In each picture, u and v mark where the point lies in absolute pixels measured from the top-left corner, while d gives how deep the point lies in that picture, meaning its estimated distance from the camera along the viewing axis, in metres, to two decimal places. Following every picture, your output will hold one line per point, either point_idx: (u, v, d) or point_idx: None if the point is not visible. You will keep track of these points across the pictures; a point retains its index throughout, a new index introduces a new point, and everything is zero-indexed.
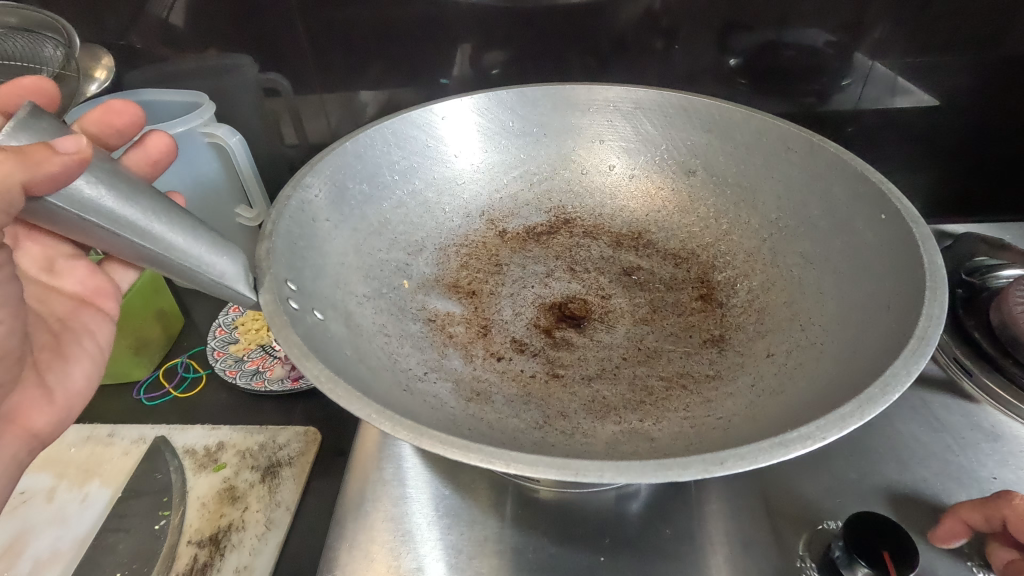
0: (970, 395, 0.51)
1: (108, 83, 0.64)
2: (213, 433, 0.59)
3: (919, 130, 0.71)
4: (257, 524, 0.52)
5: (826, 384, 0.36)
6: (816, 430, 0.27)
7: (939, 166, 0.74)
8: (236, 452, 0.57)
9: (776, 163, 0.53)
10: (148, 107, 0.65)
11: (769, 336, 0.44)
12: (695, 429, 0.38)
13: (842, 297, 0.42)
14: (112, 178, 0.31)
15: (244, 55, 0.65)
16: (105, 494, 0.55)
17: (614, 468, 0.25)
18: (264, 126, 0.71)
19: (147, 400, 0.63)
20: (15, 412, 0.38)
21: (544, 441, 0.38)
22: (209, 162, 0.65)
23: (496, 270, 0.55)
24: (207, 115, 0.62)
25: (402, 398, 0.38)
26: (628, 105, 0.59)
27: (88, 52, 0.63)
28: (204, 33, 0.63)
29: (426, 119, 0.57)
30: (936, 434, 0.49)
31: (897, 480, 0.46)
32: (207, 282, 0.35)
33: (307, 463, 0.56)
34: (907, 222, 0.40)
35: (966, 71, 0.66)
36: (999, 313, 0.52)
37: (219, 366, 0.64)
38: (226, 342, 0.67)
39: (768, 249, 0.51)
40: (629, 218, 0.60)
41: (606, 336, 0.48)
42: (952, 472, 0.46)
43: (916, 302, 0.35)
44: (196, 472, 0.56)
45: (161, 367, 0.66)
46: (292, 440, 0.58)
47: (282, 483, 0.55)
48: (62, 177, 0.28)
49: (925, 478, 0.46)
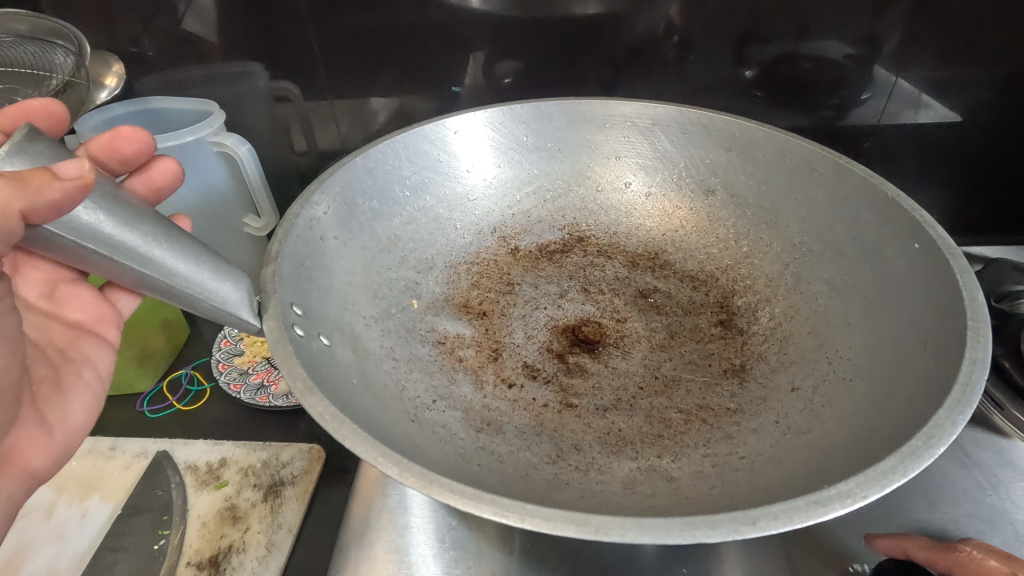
0: (1001, 429, 0.49)
1: (119, 89, 0.64)
2: (216, 448, 0.57)
3: (943, 147, 0.69)
4: (258, 545, 0.49)
5: (859, 428, 0.34)
6: (856, 489, 0.25)
7: (965, 184, 0.72)
8: (239, 469, 0.55)
9: (800, 185, 0.51)
10: (158, 114, 0.64)
11: (792, 368, 0.42)
12: (717, 469, 0.36)
13: (872, 331, 0.40)
14: (113, 202, 0.30)
15: (255, 62, 0.64)
16: (105, 510, 0.53)
17: (638, 526, 0.24)
18: (273, 134, 0.70)
19: (150, 412, 0.61)
20: (12, 451, 0.36)
21: (558, 479, 0.36)
22: (217, 173, 0.63)
23: (508, 290, 0.53)
24: (217, 124, 0.61)
25: (409, 430, 0.36)
26: (646, 122, 0.57)
27: (99, 60, 0.62)
28: (215, 39, 0.62)
29: (439, 134, 0.56)
30: (965, 470, 0.46)
31: (927, 520, 0.44)
32: (208, 309, 0.34)
33: (311, 482, 0.54)
34: (943, 253, 0.38)
35: (992, 88, 0.64)
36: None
37: (224, 380, 0.63)
38: (232, 354, 0.66)
39: (791, 273, 0.49)
40: (645, 237, 0.58)
41: (621, 362, 0.46)
42: (983, 513, 0.44)
43: (957, 342, 0.33)
44: (198, 490, 0.54)
45: (165, 379, 0.65)
46: (295, 458, 0.56)
47: (285, 503, 0.52)
48: (64, 204, 0.27)
49: (956, 519, 0.44)
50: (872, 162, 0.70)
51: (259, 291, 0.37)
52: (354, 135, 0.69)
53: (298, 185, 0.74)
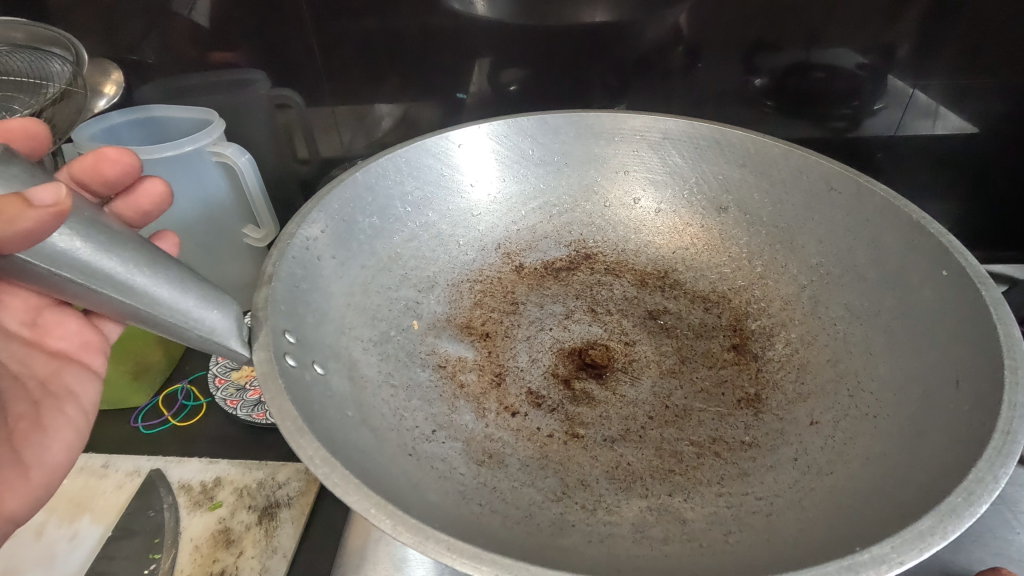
0: None
1: (117, 97, 0.62)
2: (210, 467, 0.54)
3: (964, 159, 0.66)
4: (251, 572, 0.46)
5: (886, 472, 0.32)
6: (891, 553, 0.23)
7: (985, 197, 0.69)
8: (233, 490, 0.52)
9: (817, 204, 0.49)
10: (159, 123, 0.63)
11: (811, 400, 0.40)
12: (733, 511, 0.34)
13: (898, 363, 0.38)
14: (91, 228, 0.29)
15: (255, 69, 0.62)
16: (95, 531, 0.50)
17: None
18: (274, 142, 0.68)
19: (144, 429, 0.57)
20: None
21: (563, 519, 0.34)
22: (217, 183, 0.62)
23: (512, 309, 0.52)
24: (216, 134, 0.59)
25: (405, 466, 0.34)
26: (656, 135, 0.55)
27: (98, 68, 0.61)
28: (214, 45, 0.61)
29: (442, 147, 0.54)
30: (994, 505, 0.43)
31: (953, 560, 0.41)
32: (196, 337, 0.32)
33: (308, 504, 0.50)
34: (973, 282, 0.36)
35: (1012, 100, 0.61)
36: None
37: (220, 395, 0.58)
38: (229, 368, 0.61)
39: (808, 297, 0.47)
40: (654, 255, 0.56)
41: (630, 390, 0.44)
42: (1012, 552, 0.41)
43: (992, 383, 0.31)
44: (191, 511, 0.51)
45: (161, 393, 0.60)
46: (292, 478, 0.52)
47: (281, 526, 0.49)
48: (37, 233, 0.25)
49: (982, 558, 0.41)
50: (890, 172, 0.68)
51: (251, 313, 0.35)
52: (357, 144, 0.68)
53: (299, 195, 0.73)
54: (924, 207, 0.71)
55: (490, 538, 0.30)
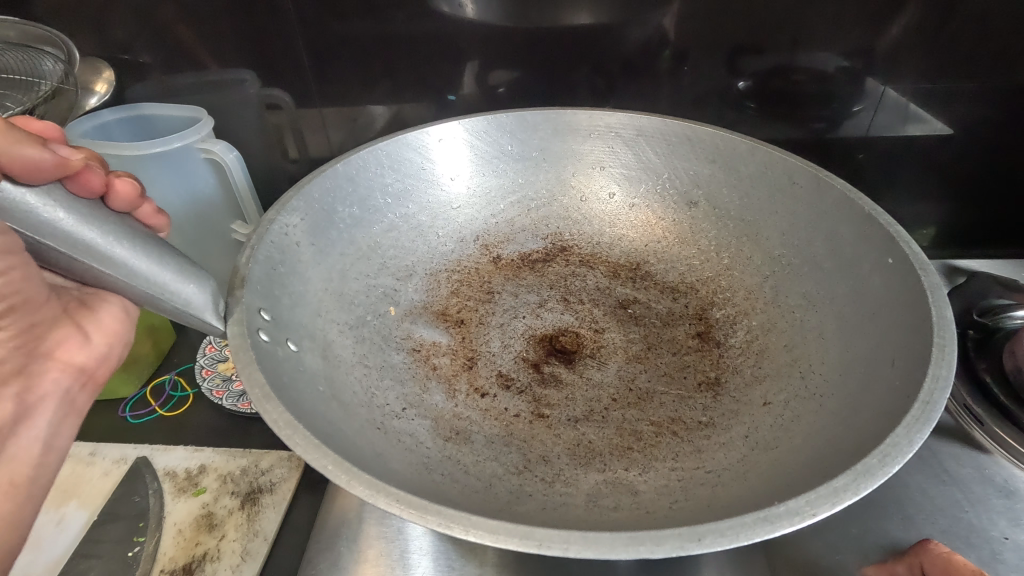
0: (981, 445, 0.47)
1: (108, 96, 0.63)
2: (196, 454, 0.54)
3: (934, 158, 0.68)
4: (233, 554, 0.47)
5: (824, 445, 0.34)
6: (806, 506, 0.24)
7: (956, 196, 0.71)
8: (217, 476, 0.53)
9: (782, 198, 0.51)
10: (149, 121, 0.65)
11: (766, 382, 0.42)
12: (682, 483, 0.35)
13: (847, 346, 0.40)
14: (73, 202, 0.31)
15: (245, 70, 0.64)
16: (81, 517, 0.50)
17: (580, 541, 0.23)
18: (265, 142, 0.70)
19: (132, 418, 0.58)
20: (52, 345, 0.37)
21: (521, 490, 0.36)
22: (202, 176, 0.63)
23: (487, 298, 0.53)
24: (205, 131, 0.60)
25: (372, 438, 0.36)
26: (630, 133, 0.57)
27: (90, 67, 0.62)
28: (206, 46, 0.62)
29: (422, 142, 0.56)
30: (945, 486, 0.45)
31: (901, 537, 0.43)
32: (171, 309, 0.34)
33: (289, 489, 0.51)
34: (915, 269, 0.38)
35: (976, 102, 0.64)
36: (1012, 357, 0.46)
37: (206, 385, 0.59)
38: (216, 359, 0.62)
39: (770, 287, 0.49)
40: (627, 248, 0.58)
41: (597, 373, 0.46)
42: (961, 531, 0.43)
43: (923, 360, 0.33)
44: (175, 497, 0.51)
45: (149, 385, 0.61)
46: (275, 465, 0.53)
47: (263, 511, 0.50)
48: (34, 169, 0.29)
49: (931, 535, 0.43)
50: (863, 174, 0.70)
51: (227, 296, 0.37)
52: (346, 142, 0.70)
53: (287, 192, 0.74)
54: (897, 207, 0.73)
55: (450, 504, 0.32)
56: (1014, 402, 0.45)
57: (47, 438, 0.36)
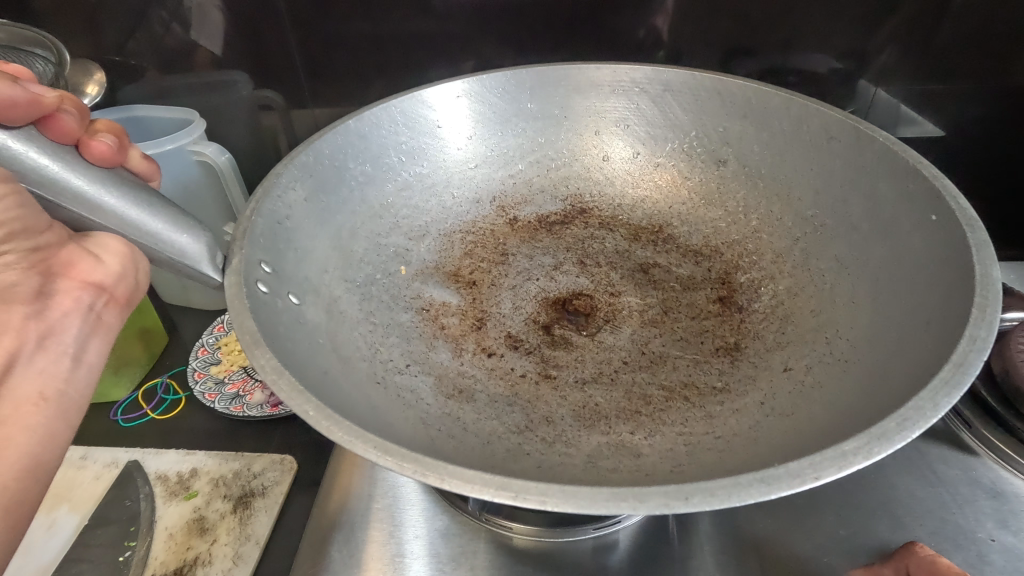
0: (970, 445, 0.46)
1: (99, 97, 0.61)
2: (188, 457, 0.54)
3: (937, 144, 0.63)
4: (224, 558, 0.47)
5: (845, 410, 0.31)
6: (808, 469, 0.23)
7: (975, 181, 0.65)
8: (209, 480, 0.52)
9: (817, 154, 0.47)
10: (142, 123, 0.63)
11: (789, 348, 0.39)
12: (689, 447, 0.34)
13: (878, 308, 0.37)
14: (58, 150, 0.31)
15: (238, 71, 0.63)
16: (72, 521, 0.50)
17: (558, 494, 0.22)
18: (258, 145, 0.69)
19: (123, 421, 0.58)
20: (66, 261, 0.34)
21: (519, 448, 0.35)
22: (194, 178, 0.62)
23: (501, 260, 0.52)
24: (197, 133, 0.60)
25: (370, 392, 0.36)
26: (657, 88, 0.54)
27: (81, 68, 0.61)
28: (202, 37, 0.61)
29: (438, 99, 0.54)
30: (939, 491, 0.43)
31: (890, 539, 0.41)
32: (167, 257, 0.34)
33: (280, 492, 0.51)
34: (960, 226, 0.35)
35: (986, 101, 0.59)
36: (1000, 360, 0.45)
37: (198, 389, 0.58)
38: (208, 363, 0.61)
39: (800, 249, 0.45)
40: (649, 210, 0.55)
41: (610, 336, 0.44)
42: (947, 532, 0.41)
43: (960, 320, 0.30)
44: (166, 501, 0.51)
45: (140, 388, 0.61)
46: (267, 468, 0.53)
47: (255, 515, 0.50)
48: (7, 104, 0.29)
49: (919, 537, 0.41)
50: None
51: (227, 249, 0.37)
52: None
53: None
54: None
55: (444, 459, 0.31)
56: (1002, 408, 0.44)
57: (75, 351, 0.34)
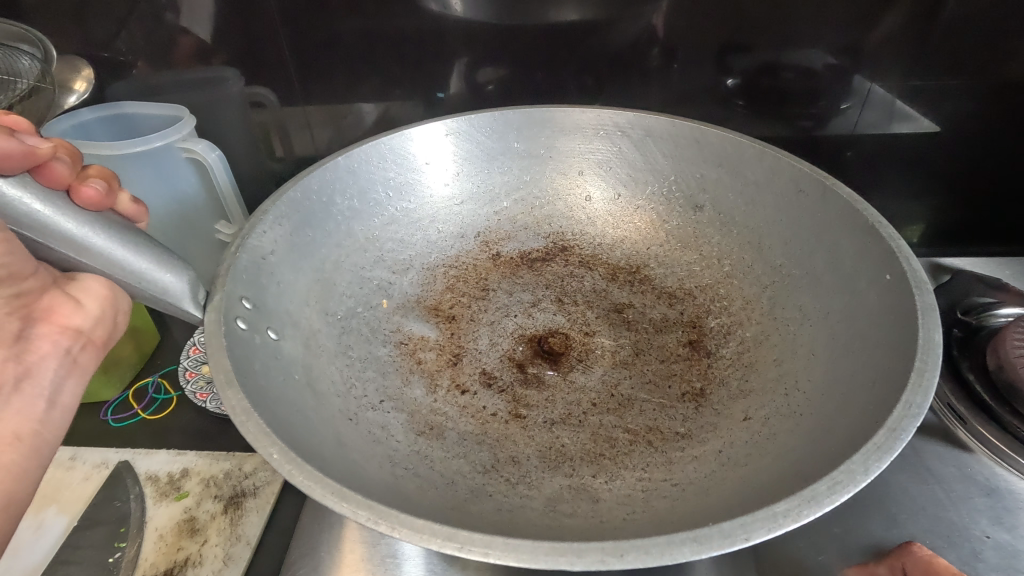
0: (966, 445, 0.47)
1: (88, 95, 0.63)
2: (178, 458, 0.53)
3: (924, 152, 0.66)
4: (215, 559, 0.46)
5: (794, 465, 0.33)
6: (739, 530, 0.25)
7: (963, 188, 0.68)
8: (200, 480, 0.52)
9: (786, 205, 0.49)
10: (130, 120, 0.64)
11: (750, 397, 0.41)
12: (646, 495, 0.35)
13: (834, 365, 0.38)
14: (51, 194, 0.33)
15: (230, 67, 0.63)
16: (62, 522, 0.49)
17: (500, 545, 0.25)
18: (252, 142, 0.69)
19: (113, 422, 0.57)
20: (47, 308, 0.37)
21: (483, 489, 0.36)
22: (186, 181, 0.64)
23: (482, 295, 0.53)
24: (185, 130, 0.61)
25: (340, 428, 0.37)
26: (638, 132, 0.56)
27: (68, 66, 0.62)
28: (194, 43, 0.61)
29: (427, 134, 0.56)
30: (928, 485, 0.45)
31: (883, 537, 0.43)
32: (153, 295, 0.36)
33: (272, 493, 0.50)
34: (911, 288, 0.37)
35: (980, 96, 0.61)
36: (996, 356, 0.47)
37: (189, 388, 0.57)
38: (201, 361, 0.60)
39: (767, 298, 0.47)
40: (628, 250, 0.57)
41: (581, 377, 0.46)
42: (943, 529, 0.43)
43: (900, 384, 0.32)
44: (157, 501, 0.50)
45: (131, 387, 0.60)
46: (258, 469, 0.52)
47: (246, 515, 0.49)
48: (3, 157, 0.31)
49: (913, 534, 0.43)
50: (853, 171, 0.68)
51: (211, 285, 0.38)
52: (332, 142, 0.69)
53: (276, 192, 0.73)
54: (901, 201, 0.70)
55: (403, 502, 0.32)
56: (997, 404, 0.46)
57: (50, 394, 0.37)
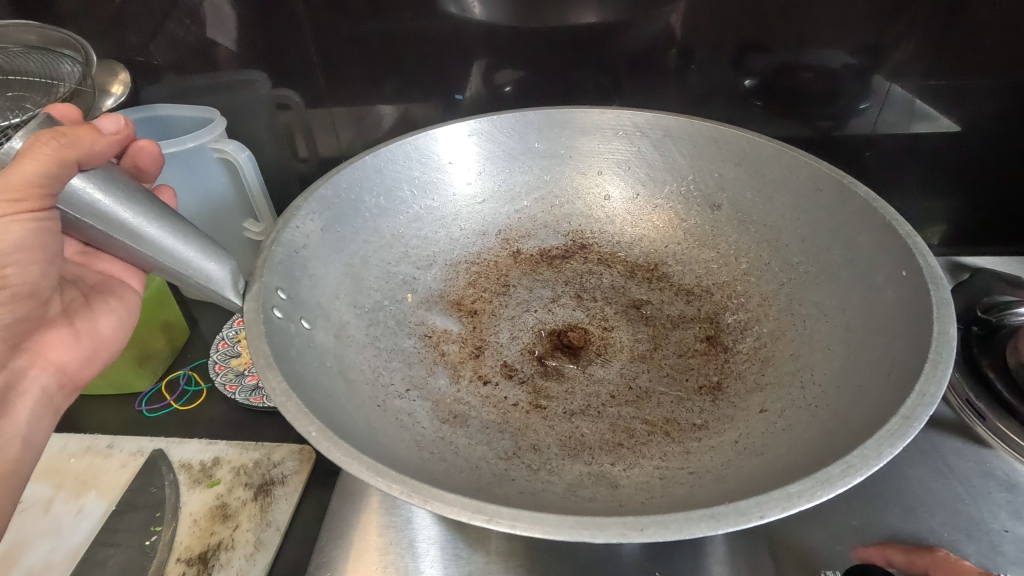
0: (982, 438, 0.47)
1: (124, 96, 0.65)
2: (209, 447, 0.56)
3: (941, 153, 0.66)
4: (246, 544, 0.48)
5: (809, 454, 0.34)
6: (755, 508, 0.26)
7: (982, 190, 0.68)
8: (231, 469, 0.54)
9: (803, 204, 0.50)
10: (164, 122, 0.67)
11: (766, 390, 0.42)
12: (663, 481, 0.36)
13: (849, 359, 0.39)
14: (110, 184, 0.36)
15: (257, 71, 0.66)
16: (100, 507, 0.52)
17: (526, 519, 0.26)
18: (277, 142, 0.72)
19: (147, 412, 0.59)
20: (42, 342, 0.44)
21: (506, 473, 0.37)
22: (217, 182, 0.67)
23: (502, 291, 0.55)
24: (217, 132, 0.64)
25: (370, 414, 0.39)
26: (657, 133, 0.57)
27: (106, 69, 0.65)
28: (224, 45, 0.64)
29: (448, 135, 0.57)
30: (945, 479, 0.46)
31: (902, 530, 0.43)
32: (198, 283, 0.38)
33: (300, 481, 0.52)
34: (926, 283, 0.37)
35: (999, 99, 0.61)
36: (1017, 352, 0.48)
37: (219, 380, 0.60)
38: (229, 355, 0.63)
39: (784, 294, 0.48)
40: (645, 248, 0.58)
41: (599, 370, 0.47)
42: (961, 523, 0.43)
43: (913, 376, 0.33)
44: (190, 488, 0.53)
45: (164, 379, 0.62)
46: (287, 458, 0.54)
47: (275, 502, 0.51)
48: (107, 152, 0.36)
49: (932, 528, 0.43)
50: (870, 171, 0.68)
51: (248, 275, 0.40)
52: (354, 143, 0.71)
53: (300, 190, 0.75)
54: (919, 201, 0.70)
55: (432, 484, 0.34)
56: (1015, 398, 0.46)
57: (25, 433, 0.42)
